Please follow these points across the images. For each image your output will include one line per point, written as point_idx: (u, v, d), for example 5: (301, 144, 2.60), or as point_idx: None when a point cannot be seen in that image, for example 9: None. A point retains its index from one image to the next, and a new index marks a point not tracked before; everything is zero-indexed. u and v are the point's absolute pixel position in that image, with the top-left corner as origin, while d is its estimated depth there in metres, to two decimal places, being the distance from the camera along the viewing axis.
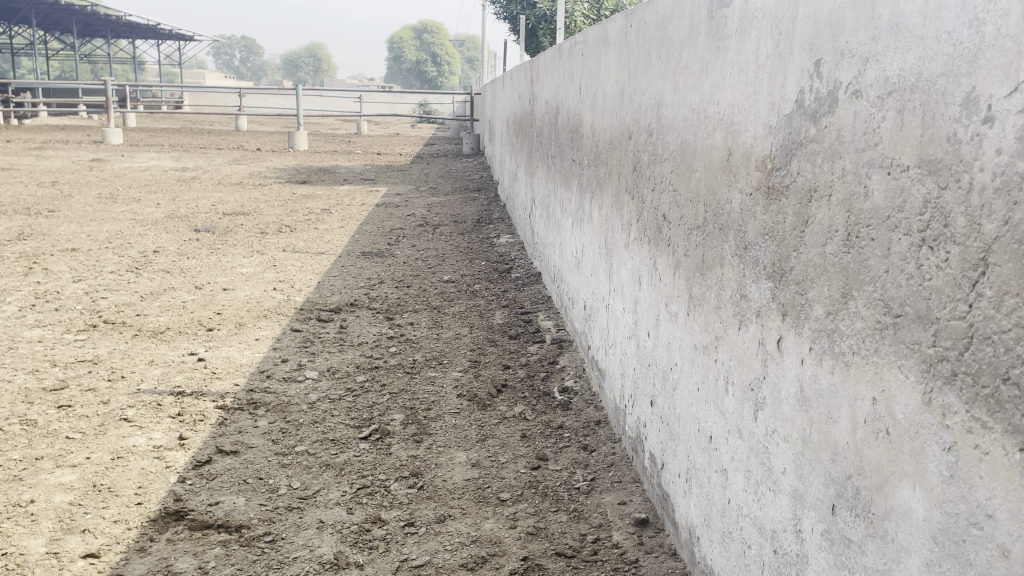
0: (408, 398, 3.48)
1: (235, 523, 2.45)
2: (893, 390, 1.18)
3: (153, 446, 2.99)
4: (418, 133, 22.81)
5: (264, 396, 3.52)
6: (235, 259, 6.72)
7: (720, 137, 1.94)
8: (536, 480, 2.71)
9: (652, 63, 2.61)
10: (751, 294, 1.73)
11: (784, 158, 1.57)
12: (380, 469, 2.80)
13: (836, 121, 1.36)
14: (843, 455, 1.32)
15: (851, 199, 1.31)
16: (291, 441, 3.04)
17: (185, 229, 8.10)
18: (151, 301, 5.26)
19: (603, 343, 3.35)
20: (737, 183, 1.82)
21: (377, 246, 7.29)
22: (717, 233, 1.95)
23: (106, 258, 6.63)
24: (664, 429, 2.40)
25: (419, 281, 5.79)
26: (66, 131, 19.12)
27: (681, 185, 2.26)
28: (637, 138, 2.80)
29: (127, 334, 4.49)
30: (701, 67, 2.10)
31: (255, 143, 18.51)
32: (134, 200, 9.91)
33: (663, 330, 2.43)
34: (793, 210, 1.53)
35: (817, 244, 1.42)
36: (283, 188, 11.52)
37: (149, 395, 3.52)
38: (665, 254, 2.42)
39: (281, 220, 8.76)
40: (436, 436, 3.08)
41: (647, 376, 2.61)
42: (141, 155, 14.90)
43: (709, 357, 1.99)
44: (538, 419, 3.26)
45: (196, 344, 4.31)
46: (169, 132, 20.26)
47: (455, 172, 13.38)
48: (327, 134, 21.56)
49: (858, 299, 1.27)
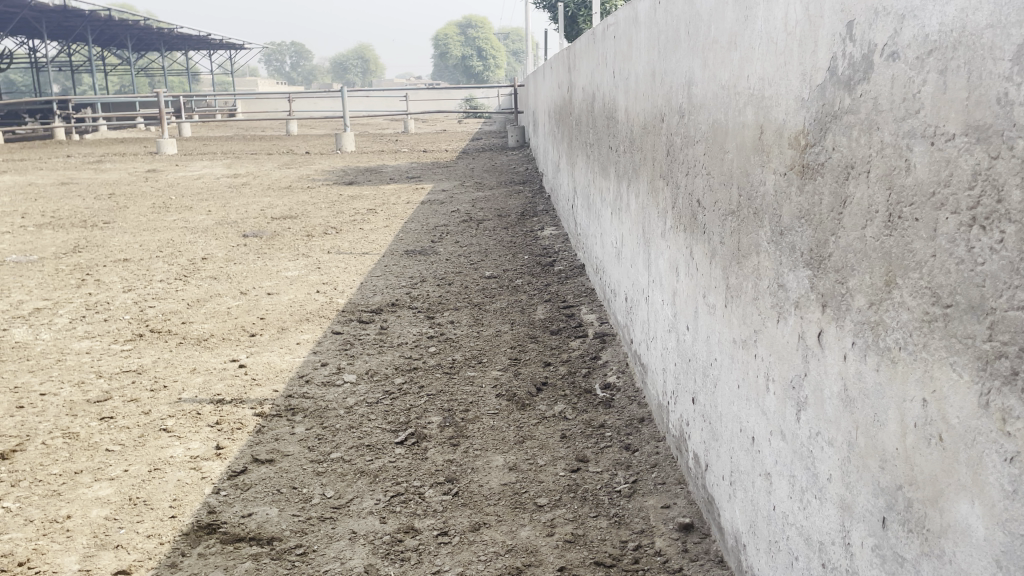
0: (446, 399, 3.40)
1: (267, 535, 2.41)
2: (946, 391, 1.03)
3: (190, 457, 2.98)
4: (464, 129, 22.84)
5: (302, 402, 3.48)
6: (281, 262, 6.76)
7: (752, 114, 1.79)
8: (576, 483, 2.60)
9: (680, 40, 2.46)
10: (788, 283, 1.59)
11: (819, 132, 1.42)
12: (415, 475, 2.73)
13: (872, 88, 1.22)
14: (892, 462, 1.18)
15: (892, 175, 1.16)
16: (326, 448, 2.99)
17: (234, 235, 8.20)
18: (197, 308, 5.30)
19: (644, 337, 3.22)
20: (770, 163, 1.68)
21: (420, 244, 7.24)
22: (752, 218, 1.80)
23: (156, 266, 6.73)
24: (706, 428, 2.27)
25: (461, 278, 5.72)
26: (125, 143, 19.68)
27: (713, 168, 2.12)
28: (669, 120, 2.66)
29: (172, 342, 4.52)
30: (730, 40, 1.95)
31: (304, 147, 18.72)
32: (187, 208, 10.10)
33: (701, 323, 2.29)
34: (830, 189, 1.38)
35: (857, 227, 1.27)
36: (330, 190, 11.59)
37: (189, 404, 3.52)
38: (701, 241, 2.27)
39: (327, 222, 8.81)
40: (473, 439, 2.99)
41: (688, 372, 2.47)
42: (194, 163, 15.22)
43: (749, 352, 1.85)
44: (579, 418, 3.14)
45: (238, 351, 4.31)
46: (222, 140, 20.68)
47: (501, 165, 13.31)
48: (375, 134, 21.73)
49: (903, 287, 1.13)
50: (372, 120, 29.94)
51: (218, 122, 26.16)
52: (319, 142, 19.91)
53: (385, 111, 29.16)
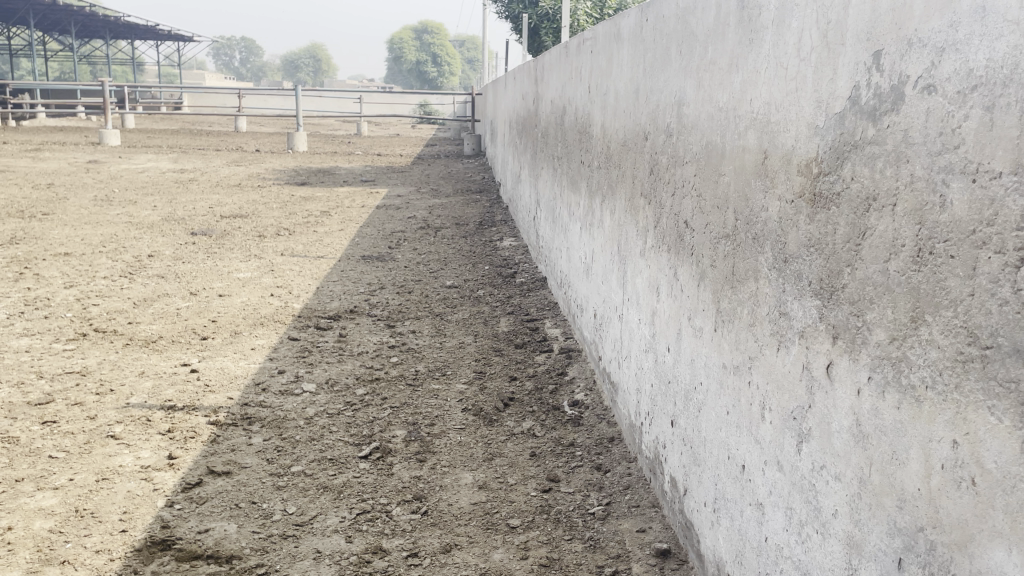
0: (410, 412, 3.31)
1: (226, 553, 2.28)
2: (981, 435, 1.01)
3: (140, 466, 2.83)
4: (419, 134, 22.72)
5: (259, 411, 3.35)
6: (233, 263, 6.56)
7: (754, 138, 1.77)
8: (548, 504, 2.54)
9: (671, 59, 2.44)
10: (792, 312, 1.56)
11: (835, 161, 1.40)
12: (381, 492, 2.64)
13: (902, 120, 1.20)
14: (912, 503, 1.15)
15: (923, 209, 1.14)
16: (286, 461, 2.87)
17: (181, 233, 7.94)
18: (144, 308, 5.09)
19: (615, 355, 3.19)
20: (774, 189, 1.66)
21: (377, 250, 7.12)
22: (751, 243, 1.78)
23: (99, 262, 6.47)
24: (687, 452, 2.23)
25: (421, 287, 5.62)
26: (65, 132, 19.02)
27: (706, 190, 2.10)
28: (654, 139, 2.64)
29: (119, 343, 4.32)
30: (730, 62, 1.93)
31: (254, 144, 18.34)
32: (131, 203, 9.76)
33: (685, 346, 2.26)
34: (846, 220, 1.36)
35: (878, 260, 1.25)
36: (282, 190, 11.35)
37: (139, 410, 3.36)
38: (688, 263, 2.25)
39: (280, 223, 8.60)
40: (440, 455, 2.91)
41: (667, 395, 2.45)
42: (139, 156, 14.77)
43: (741, 379, 1.82)
44: (547, 435, 3.09)
45: (189, 354, 4.14)
46: (168, 134, 20.13)
47: (456, 173, 13.22)
48: (328, 135, 21.44)
49: (934, 324, 1.11)
50: (323, 120, 29.53)
51: (164, 114, 25.47)
52: (270, 141, 19.55)
53: (338, 111, 28.80)
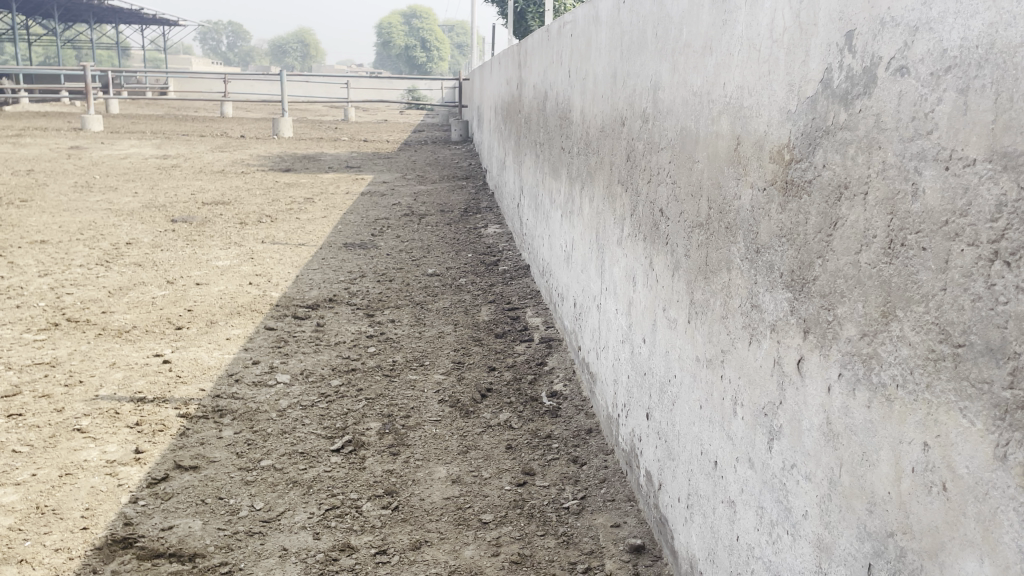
0: (385, 404, 3.25)
1: (189, 551, 2.22)
2: (953, 438, 0.96)
3: (106, 461, 2.76)
4: (407, 120, 22.58)
5: (231, 403, 3.27)
6: (212, 251, 6.47)
7: (727, 124, 1.71)
8: (522, 498, 2.49)
9: (647, 42, 2.37)
10: (763, 304, 1.51)
11: (806, 147, 1.34)
12: (352, 487, 2.58)
13: (874, 104, 1.13)
14: (882, 507, 1.10)
15: (895, 199, 1.08)
16: (256, 455, 2.81)
17: (161, 220, 7.82)
18: (119, 296, 5.00)
19: (594, 345, 3.13)
20: (746, 177, 1.60)
21: (360, 237, 7.03)
22: (724, 233, 1.72)
23: (76, 250, 6.36)
24: (662, 446, 2.18)
25: (402, 275, 5.55)
26: (47, 117, 18.79)
27: (680, 177, 2.03)
28: (631, 124, 2.57)
29: (91, 333, 4.23)
30: (704, 46, 1.87)
31: (239, 130, 18.15)
32: (112, 189, 9.62)
33: (660, 338, 2.21)
34: (817, 209, 1.30)
35: (849, 252, 1.19)
36: (266, 176, 11.23)
37: (107, 402, 3.28)
38: (663, 252, 2.19)
39: (262, 210, 8.50)
40: (414, 448, 2.85)
41: (643, 387, 2.39)
42: (122, 142, 14.58)
43: (714, 373, 1.77)
44: (524, 427, 3.04)
45: (162, 345, 4.06)
46: (153, 119, 19.90)
47: (443, 159, 13.10)
48: (315, 121, 21.27)
49: (905, 320, 1.05)
50: (310, 105, 29.25)
51: (149, 99, 25.17)
52: (256, 126, 19.35)
53: (325, 97, 28.53)
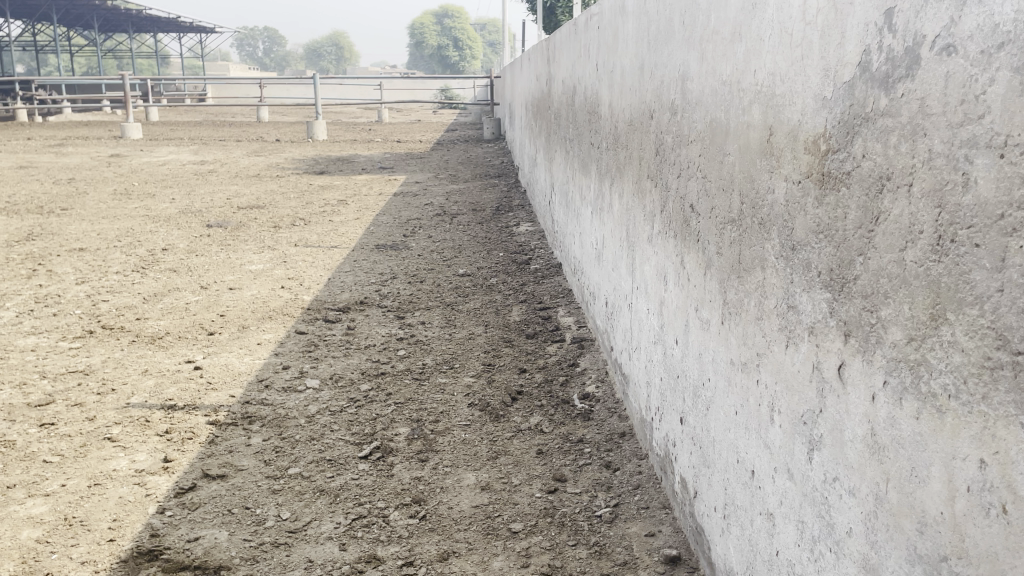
0: (414, 408, 3.20)
1: (214, 564, 2.19)
2: (1013, 456, 0.86)
3: (134, 471, 2.75)
4: (440, 119, 22.65)
5: (260, 409, 3.25)
6: (246, 255, 6.50)
7: (759, 114, 1.61)
8: (552, 506, 2.42)
9: (674, 31, 2.28)
10: (801, 306, 1.41)
11: (844, 136, 1.24)
12: (378, 495, 2.52)
13: (918, 87, 1.03)
14: (933, 528, 1.01)
15: (943, 189, 0.98)
16: (284, 462, 2.77)
17: (197, 225, 7.90)
18: (154, 303, 5.03)
19: (626, 346, 3.05)
20: (780, 169, 1.50)
21: (392, 238, 7.00)
22: (758, 229, 1.62)
23: (113, 257, 6.44)
24: (697, 452, 2.09)
25: (433, 276, 5.51)
26: (90, 125, 19.20)
27: (711, 171, 1.94)
28: (659, 117, 2.48)
29: (125, 341, 4.25)
30: (733, 32, 1.77)
31: (274, 134, 18.34)
32: (149, 196, 9.75)
33: (693, 339, 2.12)
34: (857, 202, 1.20)
35: (893, 249, 1.09)
36: (300, 179, 11.30)
37: (138, 410, 3.28)
38: (694, 250, 2.10)
39: (296, 213, 8.54)
40: (443, 454, 2.80)
41: (676, 390, 2.30)
42: (160, 148, 14.81)
43: (749, 377, 1.68)
44: (556, 431, 2.96)
45: (194, 351, 4.06)
46: (190, 126, 20.22)
47: (475, 158, 13.05)
48: (349, 122, 21.41)
49: (956, 323, 0.95)
50: (344, 106, 29.42)
51: (187, 105, 25.54)
52: (292, 129, 19.52)
53: (358, 99, 28.68)
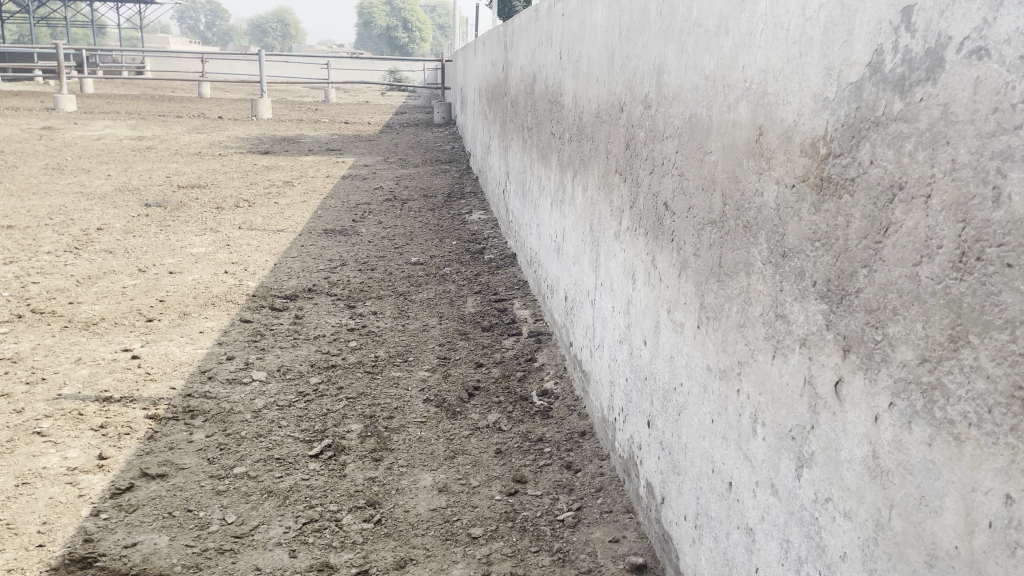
0: (367, 404, 3.08)
1: (153, 572, 2.04)
2: None
3: (66, 469, 2.57)
4: (388, 102, 22.32)
5: (202, 403, 3.08)
6: (187, 237, 6.24)
7: (747, 112, 1.54)
8: (513, 510, 2.34)
9: (650, 21, 2.20)
10: (791, 315, 1.35)
11: (848, 140, 1.17)
12: (331, 497, 2.41)
13: (941, 92, 0.97)
14: (945, 562, 0.95)
15: (969, 203, 0.92)
16: (228, 461, 2.62)
17: (134, 204, 7.57)
18: (88, 286, 4.78)
19: (587, 343, 2.98)
20: (771, 171, 1.44)
21: (340, 223, 6.82)
22: (742, 233, 1.56)
23: (44, 235, 6.12)
24: (666, 458, 2.03)
25: (384, 263, 5.37)
26: (20, 96, 18.34)
27: (689, 169, 1.87)
28: (631, 110, 2.40)
29: (56, 326, 4.01)
30: (718, 25, 1.70)
31: (217, 111, 17.80)
32: (84, 172, 9.33)
33: (664, 341, 2.05)
34: (862, 211, 1.14)
35: (904, 263, 1.03)
36: (244, 159, 10.97)
37: (70, 402, 3.08)
38: (668, 250, 2.03)
39: (240, 194, 8.26)
40: (398, 453, 2.69)
41: (643, 392, 2.24)
42: (95, 123, 14.20)
43: (730, 386, 1.61)
44: (514, 429, 2.88)
45: (131, 338, 3.85)
46: (128, 99, 19.49)
47: (425, 142, 12.85)
48: (295, 101, 20.94)
49: (980, 347, 0.90)
50: (290, 84, 28.74)
51: (124, 78, 24.69)
52: (236, 107, 18.97)
53: (304, 78, 28.05)
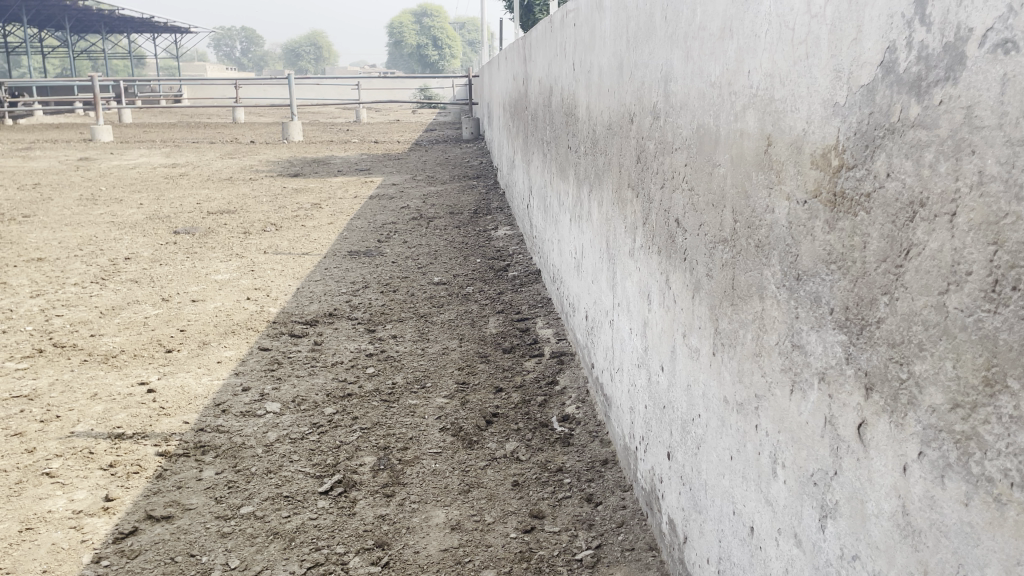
0: (381, 435, 2.98)
1: None
2: None
3: (72, 512, 2.50)
4: (418, 120, 22.46)
5: (214, 438, 3.01)
6: (212, 263, 6.24)
7: (754, 121, 1.41)
8: (529, 549, 2.21)
9: (656, 27, 2.07)
10: (808, 346, 1.21)
11: (862, 150, 1.04)
12: (338, 538, 2.30)
13: (963, 93, 0.83)
14: None
15: (1001, 223, 0.78)
16: (236, 500, 2.54)
17: (163, 231, 7.61)
18: (111, 317, 4.77)
19: (607, 365, 2.84)
20: (781, 185, 1.30)
21: (365, 244, 6.77)
22: (754, 253, 1.42)
23: (72, 267, 6.15)
24: (686, 493, 1.89)
25: (407, 284, 5.29)
26: (61, 129, 18.78)
27: (699, 183, 1.73)
28: (640, 121, 2.27)
29: (76, 361, 3.98)
30: (722, 29, 1.57)
31: (249, 135, 18.00)
32: (117, 201, 9.44)
33: (681, 368, 1.92)
34: (880, 230, 1.00)
35: (929, 290, 0.89)
36: (274, 182, 11.04)
37: (82, 441, 3.03)
38: (681, 270, 1.90)
39: (268, 218, 8.27)
40: (411, 488, 2.58)
41: (663, 421, 2.10)
42: (131, 152, 14.43)
43: (748, 421, 1.47)
44: (533, 458, 2.75)
45: (149, 370, 3.81)
46: (164, 127, 19.83)
47: (454, 159, 12.82)
48: (326, 123, 21.16)
49: (1020, 393, 0.76)
50: (321, 107, 29.09)
51: (160, 108, 25.22)
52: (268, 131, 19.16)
53: (336, 100, 28.46)
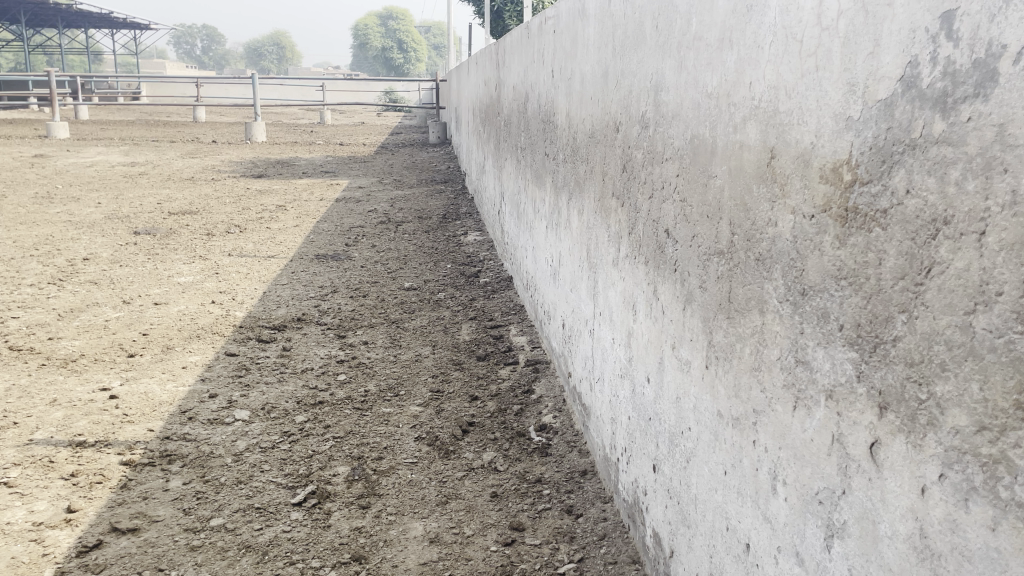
0: (355, 444, 2.91)
1: None
2: None
3: (32, 524, 2.40)
4: (384, 122, 22.31)
5: (181, 446, 2.92)
6: (175, 265, 6.08)
7: (755, 132, 1.39)
8: (510, 562, 2.17)
9: (645, 36, 2.05)
10: (814, 362, 1.19)
11: (878, 165, 1.02)
12: (314, 551, 2.24)
13: (994, 110, 0.82)
14: None
15: None
16: (205, 512, 2.46)
17: (123, 232, 7.41)
18: (69, 320, 4.61)
19: (587, 375, 2.82)
20: (785, 198, 1.28)
21: (333, 248, 6.67)
22: (754, 266, 1.40)
23: (28, 267, 5.95)
24: (674, 507, 1.87)
25: (377, 289, 5.22)
26: (14, 124, 18.24)
27: (693, 194, 1.72)
28: (627, 129, 2.26)
29: (33, 365, 3.84)
30: (720, 40, 1.55)
31: (211, 135, 17.70)
32: (74, 199, 9.18)
33: (669, 380, 1.90)
34: (897, 247, 0.98)
35: (954, 310, 0.88)
36: (237, 183, 10.85)
37: (42, 449, 2.91)
38: (670, 281, 1.88)
39: (232, 219, 8.11)
40: (387, 499, 2.52)
41: (648, 433, 2.08)
42: (88, 149, 14.07)
43: (745, 436, 1.45)
44: (511, 469, 2.72)
45: (110, 376, 3.69)
46: (123, 125, 19.40)
47: (421, 163, 12.74)
48: (290, 124, 20.89)
49: None
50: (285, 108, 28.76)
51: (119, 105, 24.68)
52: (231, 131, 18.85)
53: (300, 102, 28.19)
